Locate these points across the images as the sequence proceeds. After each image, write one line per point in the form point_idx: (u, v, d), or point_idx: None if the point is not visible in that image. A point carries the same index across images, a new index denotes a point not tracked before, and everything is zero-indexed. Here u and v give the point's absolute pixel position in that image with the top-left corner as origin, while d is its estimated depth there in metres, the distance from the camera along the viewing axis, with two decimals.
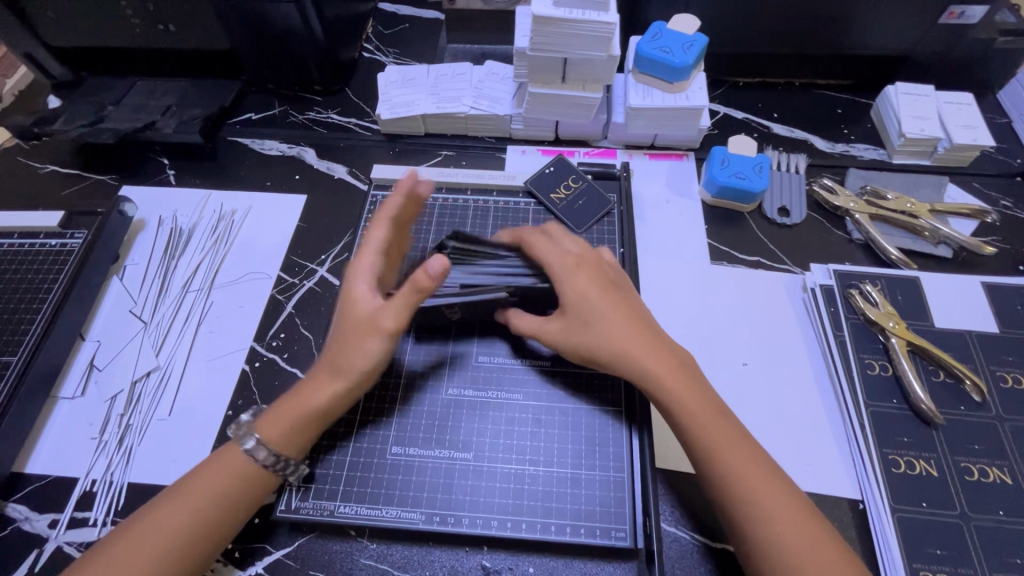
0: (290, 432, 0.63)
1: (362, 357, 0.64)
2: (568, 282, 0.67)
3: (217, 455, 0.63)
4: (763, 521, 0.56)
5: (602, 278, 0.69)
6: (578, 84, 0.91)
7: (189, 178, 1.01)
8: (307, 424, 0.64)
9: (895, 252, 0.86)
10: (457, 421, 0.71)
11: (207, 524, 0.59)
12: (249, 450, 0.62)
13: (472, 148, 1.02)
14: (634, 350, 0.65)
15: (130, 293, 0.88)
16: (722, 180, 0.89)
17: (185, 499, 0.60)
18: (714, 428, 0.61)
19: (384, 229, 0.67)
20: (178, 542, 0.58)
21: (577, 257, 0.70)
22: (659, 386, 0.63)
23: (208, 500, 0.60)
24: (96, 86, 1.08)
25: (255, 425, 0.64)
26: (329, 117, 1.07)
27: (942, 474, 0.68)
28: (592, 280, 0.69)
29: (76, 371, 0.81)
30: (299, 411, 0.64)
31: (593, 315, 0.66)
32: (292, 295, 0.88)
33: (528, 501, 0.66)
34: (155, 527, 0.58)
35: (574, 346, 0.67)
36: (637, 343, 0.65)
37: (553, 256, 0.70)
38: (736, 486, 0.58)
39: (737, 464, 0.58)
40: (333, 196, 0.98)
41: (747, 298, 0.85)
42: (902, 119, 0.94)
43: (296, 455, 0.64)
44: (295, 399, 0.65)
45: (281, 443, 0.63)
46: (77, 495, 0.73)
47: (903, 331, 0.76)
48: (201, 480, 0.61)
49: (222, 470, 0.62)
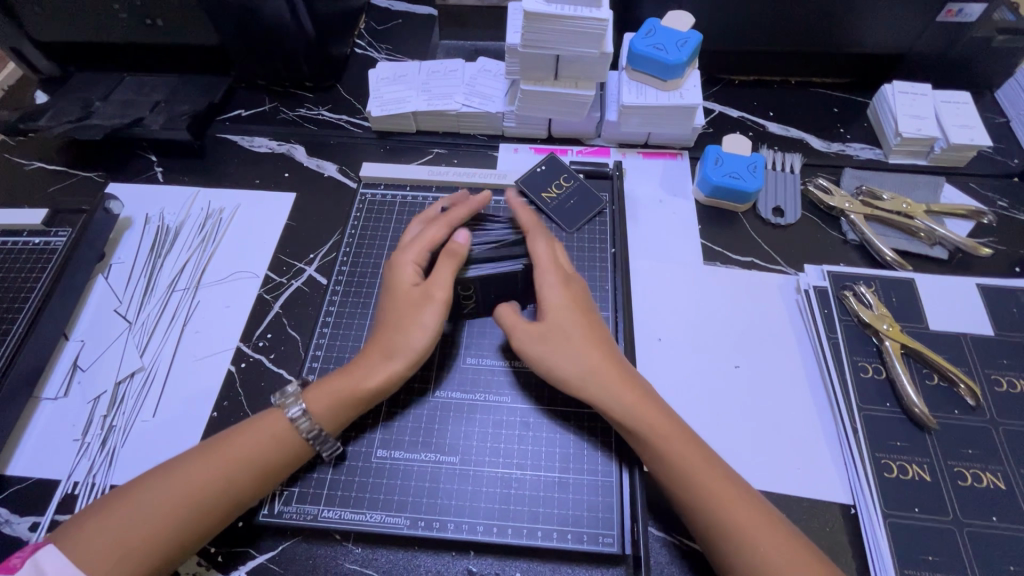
0: (337, 405, 0.64)
1: (418, 332, 0.66)
2: (554, 294, 0.69)
3: (255, 421, 0.64)
4: (741, 540, 0.56)
5: (582, 298, 0.70)
6: (570, 81, 0.90)
7: (177, 175, 1.00)
8: (354, 400, 0.65)
9: (889, 252, 0.85)
10: (444, 424, 0.70)
11: (231, 492, 0.60)
12: (293, 417, 0.63)
13: (464, 146, 1.01)
14: (606, 372, 0.65)
15: (115, 292, 0.87)
16: (715, 180, 0.88)
17: (215, 463, 0.61)
18: (684, 452, 0.61)
19: (448, 227, 0.73)
20: (202, 504, 0.59)
21: (564, 271, 0.71)
22: (629, 409, 0.63)
23: (236, 470, 0.61)
24: (83, 82, 1.06)
25: (302, 394, 0.65)
26: (320, 114, 1.06)
27: (934, 479, 0.67)
28: (575, 298, 0.70)
29: (59, 371, 0.80)
30: (348, 386, 0.65)
31: (568, 333, 0.67)
32: (280, 294, 0.86)
33: (515, 506, 0.65)
34: (183, 484, 0.59)
35: (549, 355, 0.66)
36: (607, 366, 0.65)
37: (549, 261, 0.71)
38: (709, 508, 0.58)
39: (710, 483, 0.59)
40: (322, 194, 0.97)
41: (740, 300, 0.84)
42: (898, 119, 0.93)
43: (332, 431, 0.65)
44: (344, 373, 0.66)
45: (325, 413, 0.64)
46: (59, 497, 0.71)
47: (897, 333, 0.75)
48: (236, 445, 0.62)
49: (258, 438, 0.62)
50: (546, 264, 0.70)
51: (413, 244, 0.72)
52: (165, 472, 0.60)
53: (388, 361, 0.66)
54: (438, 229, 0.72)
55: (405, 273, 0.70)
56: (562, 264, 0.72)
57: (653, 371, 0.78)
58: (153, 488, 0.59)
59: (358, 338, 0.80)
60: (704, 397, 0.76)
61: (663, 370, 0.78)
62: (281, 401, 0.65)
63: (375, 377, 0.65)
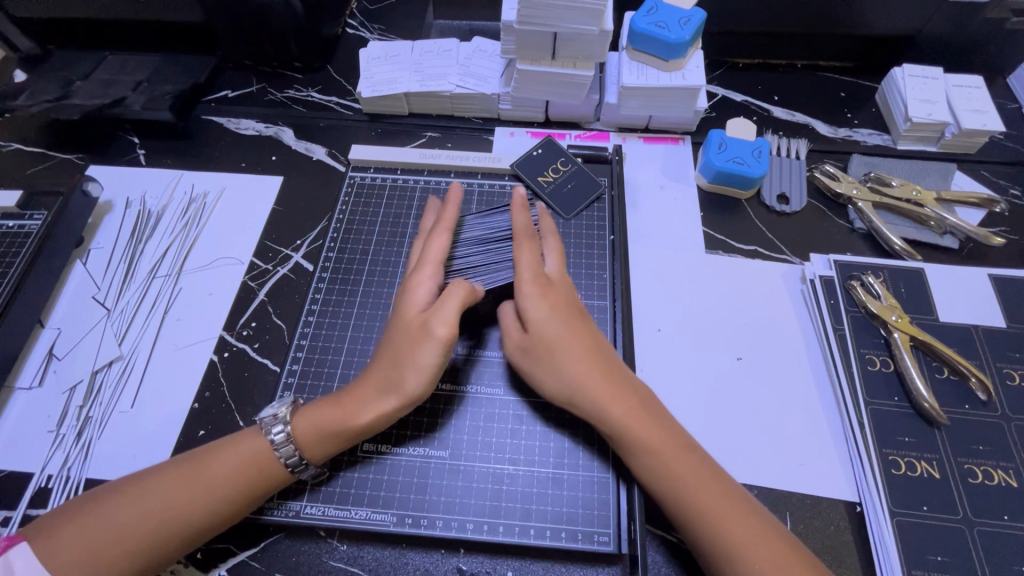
0: (324, 440, 0.61)
1: (415, 372, 0.61)
2: (533, 305, 0.64)
3: (240, 440, 0.61)
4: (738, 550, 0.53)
5: (568, 306, 0.66)
6: (568, 61, 0.86)
7: (160, 157, 0.96)
8: (343, 437, 0.61)
9: (898, 241, 0.81)
10: (433, 418, 0.67)
11: (211, 510, 0.57)
12: (276, 440, 0.61)
13: (458, 129, 0.97)
14: (590, 386, 0.61)
15: (94, 278, 0.84)
16: (718, 165, 0.84)
17: (196, 480, 0.58)
18: (676, 459, 0.57)
19: (444, 241, 0.69)
20: (181, 521, 0.56)
21: (545, 280, 0.67)
22: (617, 419, 0.60)
23: (217, 489, 0.58)
24: (62, 60, 1.02)
25: (292, 420, 0.62)
26: (309, 95, 1.02)
27: (943, 476, 0.65)
28: (557, 309, 0.65)
29: (33, 360, 0.77)
30: (339, 422, 0.61)
31: (547, 350, 0.63)
32: (265, 282, 0.83)
33: (506, 503, 0.62)
34: (161, 500, 0.56)
35: (539, 373, 0.64)
36: (590, 382, 0.61)
37: (525, 272, 0.66)
38: (703, 517, 0.55)
39: (707, 499, 0.55)
40: (310, 179, 0.93)
41: (743, 289, 0.81)
42: (908, 103, 0.89)
43: (318, 461, 0.61)
44: (337, 403, 0.62)
45: (313, 446, 0.61)
46: (32, 491, 0.69)
47: (906, 325, 0.72)
48: (219, 462, 0.59)
49: (243, 459, 0.59)
50: (523, 275, 0.66)
51: (429, 267, 0.67)
52: (145, 485, 0.57)
53: (381, 398, 0.61)
54: (438, 245, 0.69)
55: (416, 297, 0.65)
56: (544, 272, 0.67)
57: (652, 364, 0.75)
58: (132, 500, 0.56)
59: (346, 328, 0.77)
60: (704, 389, 0.73)
61: (663, 362, 0.75)
62: (266, 427, 0.62)
63: (368, 414, 0.61)
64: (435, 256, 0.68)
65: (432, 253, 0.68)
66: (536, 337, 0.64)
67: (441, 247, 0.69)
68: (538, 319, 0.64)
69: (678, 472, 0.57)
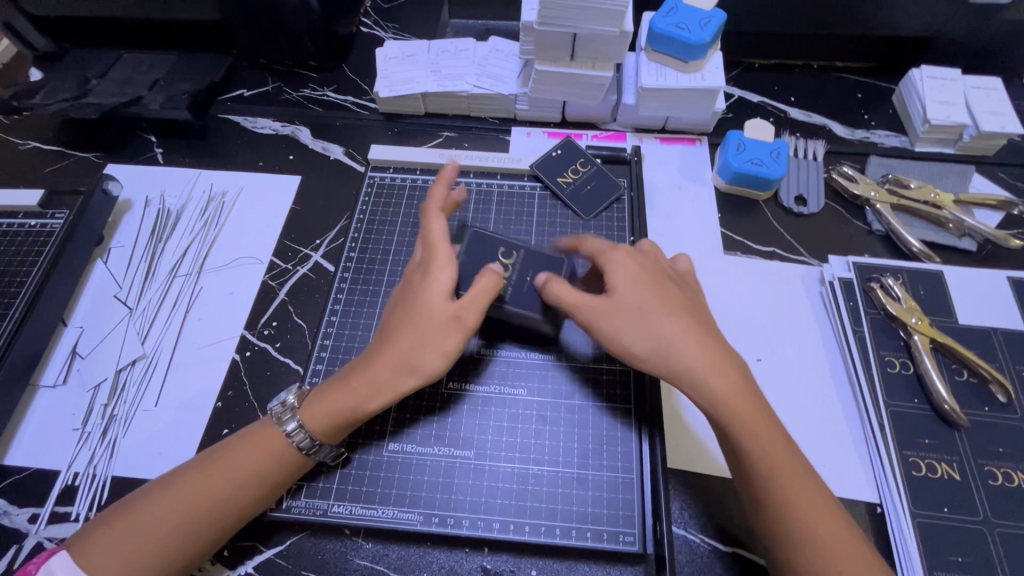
0: (336, 425, 0.61)
1: (435, 355, 0.61)
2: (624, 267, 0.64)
3: (259, 432, 0.61)
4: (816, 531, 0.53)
5: (653, 268, 0.65)
6: (587, 62, 0.86)
7: (178, 156, 0.96)
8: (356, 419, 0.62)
9: (917, 244, 0.82)
10: (458, 417, 0.67)
11: (239, 502, 0.58)
12: (290, 433, 0.61)
13: (474, 129, 0.98)
14: (686, 347, 0.59)
15: (115, 277, 0.84)
16: (737, 167, 0.84)
17: (221, 474, 0.59)
18: (757, 429, 0.57)
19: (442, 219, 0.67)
20: (210, 513, 0.57)
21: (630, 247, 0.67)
22: (709, 387, 0.58)
23: (243, 481, 0.59)
24: (79, 58, 1.02)
25: (300, 408, 0.62)
26: (325, 94, 1.02)
27: (964, 477, 0.65)
28: (641, 269, 0.64)
29: (57, 359, 0.77)
30: (348, 409, 0.61)
31: (644, 308, 0.61)
32: (285, 281, 0.83)
33: (532, 502, 0.63)
34: (188, 492, 0.57)
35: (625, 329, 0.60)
36: (685, 342, 0.59)
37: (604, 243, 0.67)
38: (786, 496, 0.54)
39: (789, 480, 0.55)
40: (328, 178, 0.93)
41: (762, 291, 0.81)
42: (926, 105, 0.89)
43: (334, 442, 0.62)
44: (344, 389, 0.62)
45: (328, 431, 0.61)
46: (59, 488, 0.69)
47: (926, 327, 0.73)
48: (241, 455, 0.60)
49: (262, 450, 0.60)
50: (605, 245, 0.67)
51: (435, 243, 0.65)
52: (173, 480, 0.58)
53: (397, 384, 0.62)
54: (435, 223, 0.66)
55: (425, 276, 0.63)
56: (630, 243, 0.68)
57: None
58: (162, 493, 0.57)
59: (368, 327, 0.77)
60: None
61: None
62: (279, 415, 0.62)
63: (385, 395, 0.61)
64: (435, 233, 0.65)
65: (432, 230, 0.66)
66: (622, 298, 0.62)
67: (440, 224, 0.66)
68: (624, 280, 0.63)
69: (761, 444, 0.56)
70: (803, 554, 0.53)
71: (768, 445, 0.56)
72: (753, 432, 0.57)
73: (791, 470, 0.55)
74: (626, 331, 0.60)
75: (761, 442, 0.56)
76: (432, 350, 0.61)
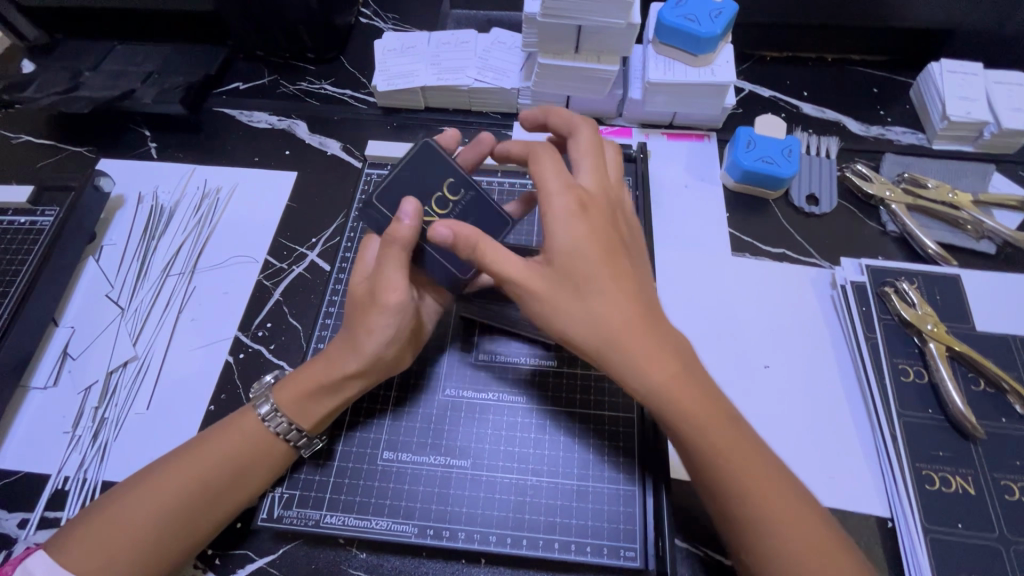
0: (301, 401, 0.61)
1: (369, 335, 0.59)
2: (567, 225, 0.54)
3: (232, 423, 0.61)
4: (756, 513, 0.50)
5: (609, 228, 0.56)
6: (592, 55, 0.83)
7: (172, 151, 0.94)
8: (323, 402, 0.61)
9: (932, 245, 0.79)
10: (455, 424, 0.66)
11: (216, 494, 0.57)
12: (264, 416, 0.61)
13: (475, 124, 0.95)
14: (626, 331, 0.53)
15: (107, 276, 0.82)
16: (747, 165, 0.81)
17: (196, 466, 0.58)
18: (692, 405, 0.53)
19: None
20: (187, 507, 0.56)
21: (584, 192, 0.57)
22: (651, 373, 0.53)
23: (219, 471, 0.58)
24: (72, 51, 1.00)
25: (272, 392, 0.62)
26: (322, 88, 0.99)
27: (980, 492, 0.63)
28: (592, 228, 0.55)
29: (48, 361, 0.76)
30: (309, 383, 0.61)
31: (586, 278, 0.54)
32: (280, 281, 0.81)
33: (530, 515, 0.61)
34: (162, 487, 0.56)
35: (562, 311, 0.54)
36: (619, 321, 0.53)
37: (570, 183, 0.57)
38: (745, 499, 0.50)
39: (755, 481, 0.51)
40: (324, 174, 0.91)
41: (771, 294, 0.78)
42: (945, 101, 0.86)
43: (311, 426, 0.62)
44: (310, 364, 0.62)
45: (294, 410, 0.60)
46: (49, 493, 0.68)
47: (942, 334, 0.70)
48: (216, 446, 0.59)
49: (237, 441, 0.59)
50: (564, 183, 0.56)
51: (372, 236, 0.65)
52: (147, 477, 0.57)
53: (340, 360, 0.60)
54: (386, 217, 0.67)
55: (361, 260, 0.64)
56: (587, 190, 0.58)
57: None
58: (137, 490, 0.56)
59: None
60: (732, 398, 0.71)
61: None
62: (255, 397, 0.63)
63: (336, 369, 0.60)
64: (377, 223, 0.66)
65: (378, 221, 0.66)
66: (570, 260, 0.54)
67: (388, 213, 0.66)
68: (571, 243, 0.54)
69: (696, 421, 0.52)
70: (752, 522, 0.50)
71: (711, 430, 0.52)
72: (696, 420, 0.52)
73: (749, 461, 0.51)
74: (550, 294, 0.54)
75: (703, 431, 0.52)
76: (361, 325, 0.59)
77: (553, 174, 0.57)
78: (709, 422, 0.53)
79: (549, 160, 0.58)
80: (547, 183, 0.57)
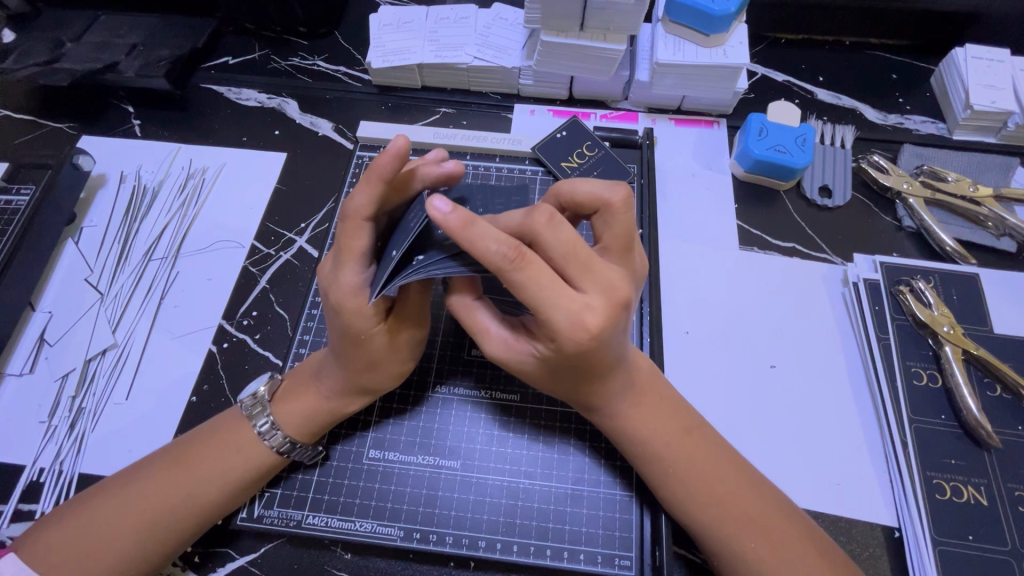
0: (314, 427, 0.59)
1: (399, 363, 0.58)
2: (564, 344, 0.48)
3: (223, 431, 0.58)
4: (735, 563, 0.52)
5: (615, 334, 0.48)
6: (598, 33, 0.78)
7: (156, 128, 0.90)
8: (336, 420, 0.60)
9: (951, 242, 0.75)
10: (444, 424, 0.64)
11: (203, 506, 0.55)
12: (262, 431, 0.58)
13: (474, 106, 0.90)
14: (596, 400, 0.56)
15: (87, 260, 0.79)
16: (758, 153, 0.77)
17: (185, 478, 0.55)
18: (674, 444, 0.56)
19: (371, 191, 0.48)
20: (175, 517, 0.54)
21: (587, 311, 0.46)
22: (635, 423, 0.56)
23: (205, 483, 0.55)
24: (52, 19, 0.94)
25: (274, 406, 0.59)
26: (315, 64, 0.94)
27: (992, 502, 0.60)
28: (588, 351, 0.48)
29: (24, 345, 0.73)
30: (321, 415, 0.59)
31: (575, 371, 0.52)
32: (267, 268, 0.78)
33: (521, 520, 0.59)
34: (143, 500, 0.54)
35: (541, 375, 0.55)
36: (600, 388, 0.54)
37: (571, 301, 0.46)
38: (733, 556, 0.52)
39: (749, 544, 0.52)
40: (314, 155, 0.87)
41: (779, 291, 0.75)
42: (969, 89, 0.81)
43: (313, 440, 0.60)
44: (316, 394, 0.59)
45: (300, 430, 0.59)
46: (24, 484, 0.66)
47: (958, 337, 0.66)
48: (202, 457, 0.56)
49: (228, 452, 0.57)
50: (564, 304, 0.46)
51: (354, 266, 0.50)
52: (129, 484, 0.55)
53: (355, 398, 0.59)
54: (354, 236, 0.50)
55: (352, 302, 0.51)
56: (590, 302, 0.46)
57: (679, 368, 0.70)
58: (121, 496, 0.54)
59: None
60: (733, 399, 0.68)
61: (692, 366, 0.70)
62: (249, 409, 0.60)
63: (348, 409, 0.60)
64: (365, 255, 0.50)
65: (350, 249, 0.49)
66: (564, 362, 0.50)
67: (366, 240, 0.50)
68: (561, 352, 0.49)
69: (674, 462, 0.55)
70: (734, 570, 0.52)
71: (686, 457, 0.55)
72: (674, 452, 0.55)
73: (741, 516, 0.53)
74: (536, 369, 0.54)
75: (677, 458, 0.55)
76: (393, 360, 0.57)
77: (550, 297, 0.45)
78: (687, 452, 0.55)
79: (535, 282, 0.45)
80: (549, 307, 0.46)
